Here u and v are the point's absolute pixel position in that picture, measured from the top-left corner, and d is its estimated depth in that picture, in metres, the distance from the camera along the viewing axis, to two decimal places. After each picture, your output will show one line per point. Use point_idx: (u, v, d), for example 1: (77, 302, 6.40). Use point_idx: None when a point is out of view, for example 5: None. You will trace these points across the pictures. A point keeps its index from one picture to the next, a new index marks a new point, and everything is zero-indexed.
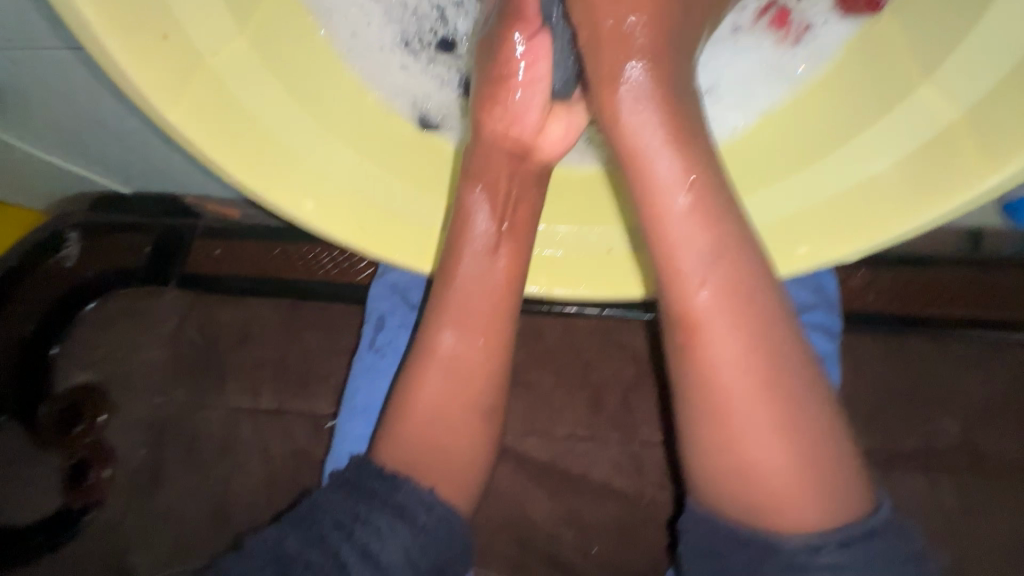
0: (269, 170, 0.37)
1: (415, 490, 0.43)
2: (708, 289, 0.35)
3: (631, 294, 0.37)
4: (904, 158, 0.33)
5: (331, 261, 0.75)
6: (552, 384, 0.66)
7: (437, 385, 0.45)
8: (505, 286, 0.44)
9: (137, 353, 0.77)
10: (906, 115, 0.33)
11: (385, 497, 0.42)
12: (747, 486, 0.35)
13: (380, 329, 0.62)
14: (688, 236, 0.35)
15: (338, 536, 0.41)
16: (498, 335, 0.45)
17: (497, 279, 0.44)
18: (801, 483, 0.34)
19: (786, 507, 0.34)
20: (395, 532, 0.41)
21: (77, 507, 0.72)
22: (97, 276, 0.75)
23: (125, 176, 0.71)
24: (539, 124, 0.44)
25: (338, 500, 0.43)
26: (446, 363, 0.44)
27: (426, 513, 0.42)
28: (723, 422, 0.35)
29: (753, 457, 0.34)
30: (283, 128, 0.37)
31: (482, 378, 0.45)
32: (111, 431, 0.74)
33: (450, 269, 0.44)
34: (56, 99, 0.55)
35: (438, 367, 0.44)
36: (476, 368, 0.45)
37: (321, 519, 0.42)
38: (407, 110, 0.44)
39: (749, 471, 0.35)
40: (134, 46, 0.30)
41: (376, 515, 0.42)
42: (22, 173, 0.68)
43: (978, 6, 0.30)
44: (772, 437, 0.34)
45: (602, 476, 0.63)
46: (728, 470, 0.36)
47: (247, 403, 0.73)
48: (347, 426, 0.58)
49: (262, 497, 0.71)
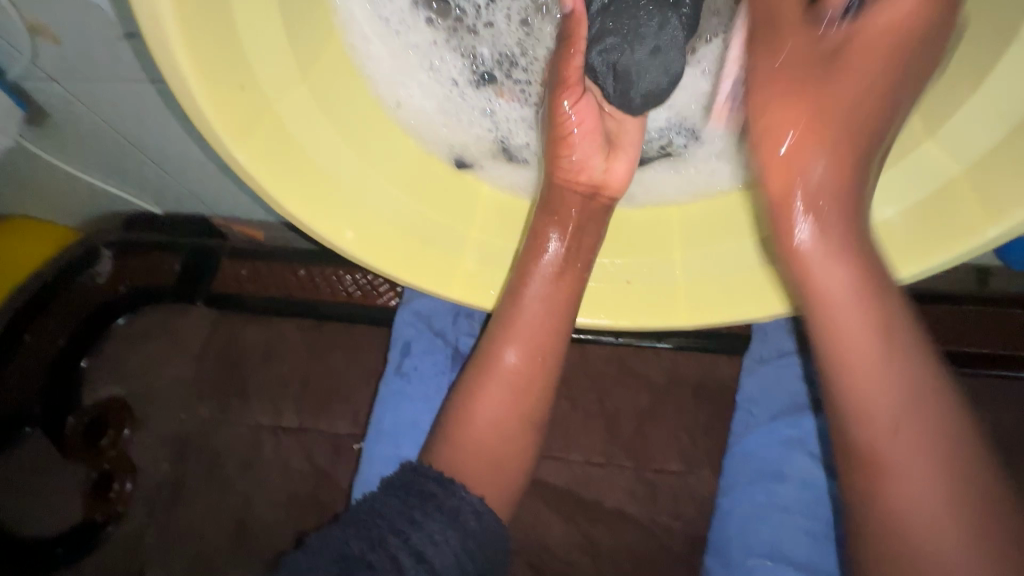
0: (319, 201, 0.40)
1: (468, 498, 0.47)
2: (883, 322, 0.36)
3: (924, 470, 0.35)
4: (911, 206, 0.36)
5: (356, 284, 0.78)
6: (569, 411, 0.67)
7: (495, 397, 0.49)
8: (561, 312, 0.48)
9: (164, 368, 0.79)
10: (912, 167, 0.36)
11: (440, 502, 0.46)
12: (915, 537, 0.36)
13: (406, 355, 0.65)
14: (855, 331, 0.36)
15: (396, 541, 0.44)
16: (552, 351, 0.50)
17: (560, 307, 0.48)
18: (943, 527, 0.35)
19: (904, 484, 0.36)
20: (448, 540, 0.44)
21: (99, 519, 0.73)
22: (129, 292, 0.79)
23: (162, 196, 0.75)
24: (604, 165, 0.48)
25: (393, 506, 0.46)
26: (508, 377, 0.49)
27: (476, 520, 0.46)
28: (873, 444, 0.37)
29: (927, 533, 0.35)
30: (334, 164, 0.41)
31: (536, 389, 0.50)
32: (134, 444, 0.76)
33: (517, 295, 0.47)
34: (109, 125, 0.60)
35: (498, 381, 0.50)
36: (530, 382, 0.50)
37: (379, 521, 0.45)
38: (444, 153, 0.49)
39: (898, 525, 0.36)
40: (213, 91, 0.32)
41: (429, 521, 0.45)
42: (69, 191, 0.74)
43: (1000, 51, 0.32)
44: (918, 470, 0.36)
45: (617, 503, 0.64)
46: (880, 531, 0.37)
47: (269, 420, 0.75)
48: (375, 449, 0.61)
49: (281, 513, 0.72)
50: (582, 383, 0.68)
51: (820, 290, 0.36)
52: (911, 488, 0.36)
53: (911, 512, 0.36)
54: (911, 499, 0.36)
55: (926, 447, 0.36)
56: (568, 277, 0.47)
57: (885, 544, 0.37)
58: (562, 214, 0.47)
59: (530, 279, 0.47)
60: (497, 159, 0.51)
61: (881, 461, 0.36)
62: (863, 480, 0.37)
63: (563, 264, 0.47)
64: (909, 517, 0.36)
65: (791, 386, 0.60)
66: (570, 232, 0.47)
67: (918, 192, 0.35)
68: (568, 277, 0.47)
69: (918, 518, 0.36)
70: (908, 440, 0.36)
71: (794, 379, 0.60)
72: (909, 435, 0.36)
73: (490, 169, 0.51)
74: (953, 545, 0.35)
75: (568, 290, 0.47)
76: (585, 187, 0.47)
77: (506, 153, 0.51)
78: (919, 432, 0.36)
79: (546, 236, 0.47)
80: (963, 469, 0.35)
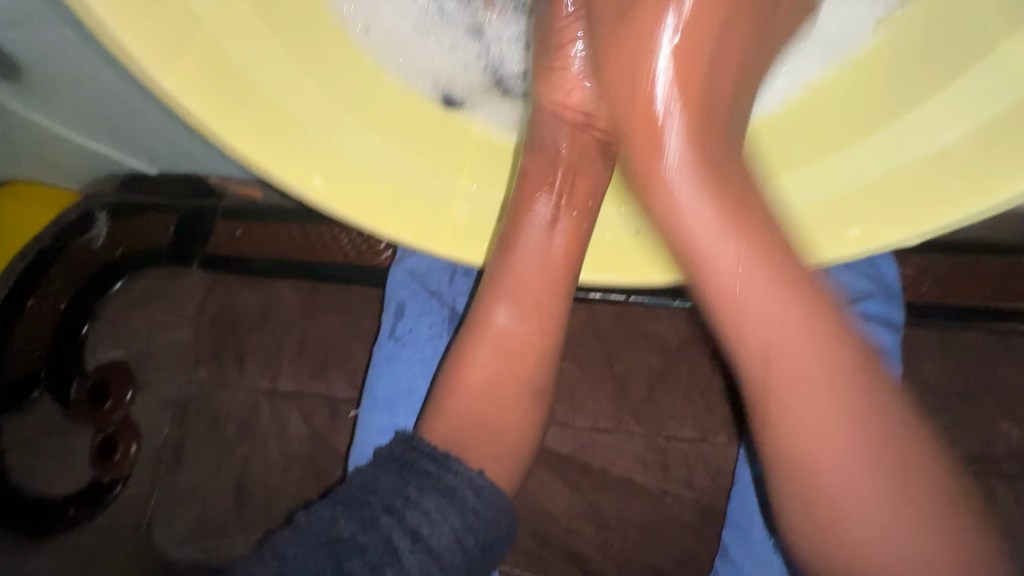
0: (275, 143, 0.35)
1: (465, 473, 0.44)
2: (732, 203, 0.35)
3: (819, 393, 0.34)
4: (978, 129, 0.32)
5: (351, 243, 0.74)
6: (575, 374, 0.63)
7: (493, 362, 0.46)
8: (561, 270, 0.44)
9: (162, 331, 0.78)
10: (968, 88, 0.33)
11: (436, 478, 0.43)
12: (809, 471, 0.35)
13: (400, 317, 0.61)
14: (692, 187, 0.36)
15: (389, 520, 0.41)
16: (554, 313, 0.45)
17: (557, 263, 0.44)
18: (859, 494, 0.34)
19: (802, 437, 0.35)
20: (447, 518, 0.41)
21: (106, 481, 0.73)
22: (125, 255, 0.76)
23: (154, 155, 0.67)
24: (566, 98, 0.43)
25: (387, 482, 0.43)
26: (505, 341, 0.46)
27: (477, 496, 0.43)
28: (735, 336, 0.36)
29: (821, 464, 0.35)
30: (291, 101, 0.36)
31: (535, 357, 0.46)
32: (137, 409, 0.76)
33: (510, 248, 0.45)
34: (85, 84, 0.52)
35: (495, 346, 0.46)
36: (529, 346, 0.46)
37: (372, 500, 0.42)
38: (429, 90, 0.42)
39: (809, 470, 0.35)
40: (125, 10, 0.28)
41: (425, 499, 0.42)
42: (59, 155, 0.68)
43: None
44: (818, 425, 0.34)
45: (624, 471, 0.61)
46: (789, 458, 0.36)
47: (267, 384, 0.73)
48: (371, 418, 0.57)
49: (281, 477, 0.71)
50: (589, 345, 0.64)
51: (676, 199, 0.36)
52: (794, 423, 0.35)
53: (826, 456, 0.34)
54: (826, 474, 0.35)
55: (833, 419, 0.34)
56: (564, 230, 0.44)
57: (800, 502, 0.36)
58: (558, 159, 0.44)
59: (523, 232, 0.44)
60: (491, 94, 0.45)
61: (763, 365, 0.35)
62: (752, 376, 0.36)
63: (558, 215, 0.44)
64: (783, 448, 0.36)
65: None
66: (564, 177, 0.44)
67: (986, 110, 0.31)
68: (564, 229, 0.44)
69: (820, 477, 0.35)
70: (822, 410, 0.34)
71: None
72: (809, 398, 0.34)
73: (483, 107, 0.44)
74: (855, 503, 0.34)
75: (566, 247, 0.44)
76: (574, 114, 0.43)
77: (499, 87, 0.45)
78: (828, 389, 0.34)
79: (535, 185, 0.44)
80: (872, 448, 0.34)
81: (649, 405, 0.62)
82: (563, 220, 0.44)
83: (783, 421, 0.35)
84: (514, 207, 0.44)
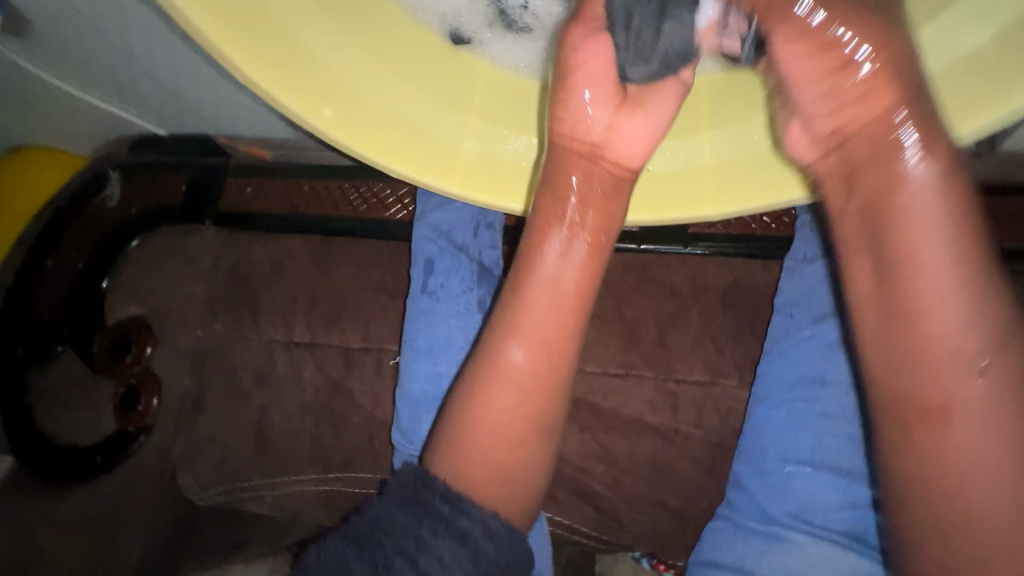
0: (286, 67, 0.32)
1: (480, 517, 0.43)
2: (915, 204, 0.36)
3: (955, 410, 0.36)
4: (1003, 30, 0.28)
5: (359, 196, 0.75)
6: (586, 319, 0.63)
7: (504, 396, 0.45)
8: (569, 307, 0.46)
9: (179, 288, 0.79)
10: None
11: (447, 521, 0.43)
12: (946, 463, 0.37)
13: (430, 274, 0.61)
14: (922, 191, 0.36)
15: (401, 563, 0.42)
16: (562, 355, 0.46)
17: (564, 298, 0.46)
18: (990, 495, 0.36)
19: (953, 426, 0.36)
20: (457, 561, 0.42)
21: (131, 430, 0.75)
22: (140, 214, 0.79)
23: (161, 115, 0.72)
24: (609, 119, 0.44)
25: (401, 521, 0.44)
26: (514, 377, 0.45)
27: (488, 542, 0.43)
28: (892, 337, 0.38)
29: (957, 447, 0.36)
30: (301, 19, 0.33)
31: (543, 394, 0.46)
32: (159, 361, 0.77)
33: (522, 285, 0.46)
34: (88, 30, 0.56)
35: (506, 382, 0.45)
36: (539, 383, 0.46)
37: (384, 541, 0.43)
38: (436, 24, 0.42)
39: (947, 453, 0.37)
40: None
41: (435, 542, 0.43)
42: (72, 113, 0.74)
43: None
44: (965, 420, 0.36)
45: (634, 412, 0.61)
46: (920, 447, 0.37)
47: (282, 335, 0.74)
48: (413, 367, 0.58)
49: (297, 423, 0.73)
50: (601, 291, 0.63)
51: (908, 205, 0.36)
52: (961, 415, 0.36)
53: (964, 479, 0.36)
54: (955, 435, 0.36)
55: (995, 420, 0.36)
56: (573, 266, 0.46)
57: (934, 509, 0.37)
58: (569, 191, 0.44)
59: (537, 270, 0.46)
60: (495, 27, 0.44)
61: (928, 379, 0.37)
62: (884, 353, 0.39)
63: (571, 244, 0.46)
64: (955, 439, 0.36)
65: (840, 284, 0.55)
66: (576, 211, 0.45)
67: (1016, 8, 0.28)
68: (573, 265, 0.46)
69: (965, 476, 0.36)
70: (962, 380, 0.36)
71: None
72: (991, 403, 0.36)
73: (488, 42, 0.44)
74: (999, 502, 0.36)
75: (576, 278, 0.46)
76: (587, 146, 0.44)
77: (503, 20, 0.45)
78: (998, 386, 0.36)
79: (551, 218, 0.45)
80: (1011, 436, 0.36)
81: (660, 349, 0.62)
82: (570, 262, 0.46)
83: (928, 414, 0.37)
84: (530, 236, 0.46)
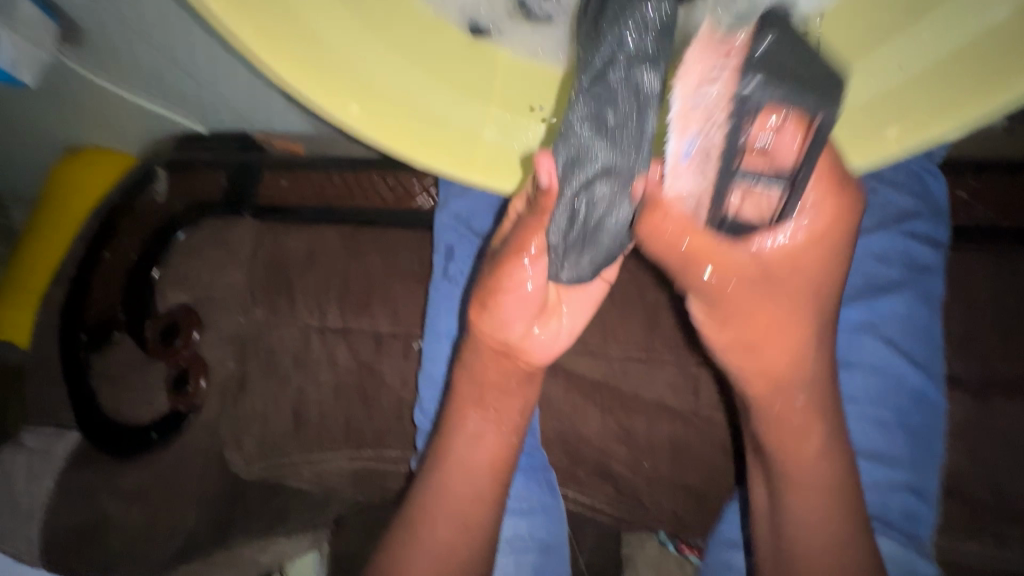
0: (314, 69, 0.34)
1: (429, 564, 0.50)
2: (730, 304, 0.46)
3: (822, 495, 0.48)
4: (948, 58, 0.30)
5: (388, 187, 0.78)
6: (607, 303, 0.64)
7: (456, 484, 0.53)
8: (496, 451, 0.54)
9: (222, 276, 0.84)
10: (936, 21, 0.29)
11: None
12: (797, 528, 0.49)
13: (450, 260, 0.64)
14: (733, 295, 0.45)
15: None
16: (489, 482, 0.53)
17: (511, 421, 0.54)
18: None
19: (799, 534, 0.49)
20: None
21: (182, 410, 0.81)
22: (183, 207, 0.84)
23: (203, 115, 0.77)
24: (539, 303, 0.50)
25: None
26: (462, 465, 0.53)
27: None
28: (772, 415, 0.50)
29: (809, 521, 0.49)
30: (326, 22, 0.34)
31: (491, 468, 0.53)
32: (205, 345, 0.83)
33: (450, 440, 0.54)
34: (136, 32, 0.60)
35: (454, 465, 0.53)
36: (484, 459, 0.53)
37: None
38: (456, 15, 0.39)
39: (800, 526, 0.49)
40: None
41: None
42: (124, 117, 0.80)
43: None
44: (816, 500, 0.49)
45: (655, 394, 0.62)
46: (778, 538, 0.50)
47: (316, 320, 0.78)
48: (434, 349, 0.61)
49: (332, 404, 0.77)
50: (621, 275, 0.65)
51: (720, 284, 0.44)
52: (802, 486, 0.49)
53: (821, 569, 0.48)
54: (802, 509, 0.49)
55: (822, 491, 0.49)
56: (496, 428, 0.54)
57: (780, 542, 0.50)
58: (505, 390, 0.53)
59: (473, 400, 0.54)
60: (515, 17, 0.40)
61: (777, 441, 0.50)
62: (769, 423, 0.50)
63: (492, 413, 0.54)
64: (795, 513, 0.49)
65: (865, 267, 0.57)
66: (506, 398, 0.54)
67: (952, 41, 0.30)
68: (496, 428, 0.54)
69: (807, 525, 0.49)
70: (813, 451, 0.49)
71: (870, 257, 0.57)
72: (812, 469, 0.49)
73: (514, 31, 0.41)
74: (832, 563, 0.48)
75: (510, 429, 0.54)
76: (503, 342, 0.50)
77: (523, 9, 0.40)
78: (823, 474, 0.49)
79: (477, 392, 0.53)
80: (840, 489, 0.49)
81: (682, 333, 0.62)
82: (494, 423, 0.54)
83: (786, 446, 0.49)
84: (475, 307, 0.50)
